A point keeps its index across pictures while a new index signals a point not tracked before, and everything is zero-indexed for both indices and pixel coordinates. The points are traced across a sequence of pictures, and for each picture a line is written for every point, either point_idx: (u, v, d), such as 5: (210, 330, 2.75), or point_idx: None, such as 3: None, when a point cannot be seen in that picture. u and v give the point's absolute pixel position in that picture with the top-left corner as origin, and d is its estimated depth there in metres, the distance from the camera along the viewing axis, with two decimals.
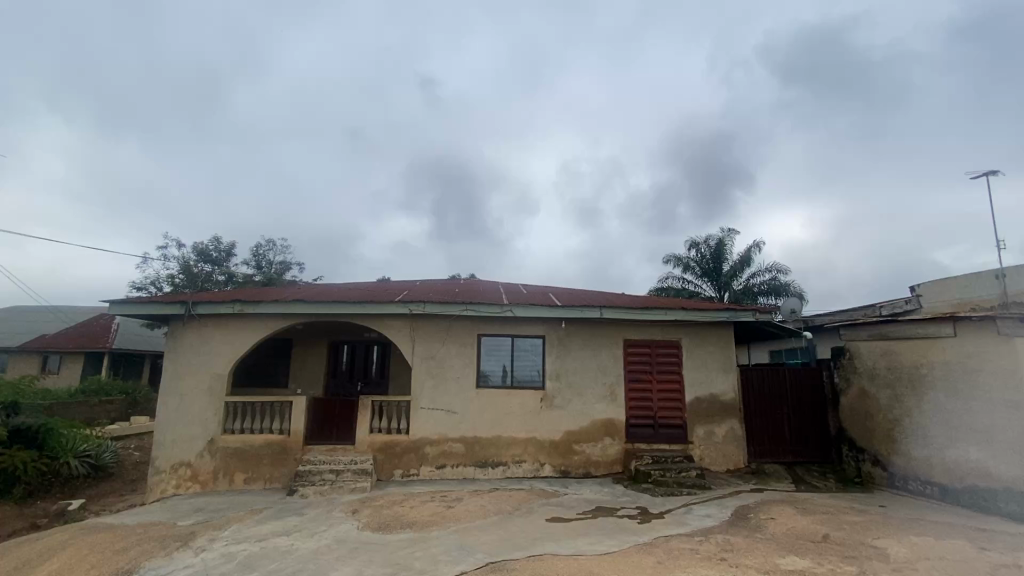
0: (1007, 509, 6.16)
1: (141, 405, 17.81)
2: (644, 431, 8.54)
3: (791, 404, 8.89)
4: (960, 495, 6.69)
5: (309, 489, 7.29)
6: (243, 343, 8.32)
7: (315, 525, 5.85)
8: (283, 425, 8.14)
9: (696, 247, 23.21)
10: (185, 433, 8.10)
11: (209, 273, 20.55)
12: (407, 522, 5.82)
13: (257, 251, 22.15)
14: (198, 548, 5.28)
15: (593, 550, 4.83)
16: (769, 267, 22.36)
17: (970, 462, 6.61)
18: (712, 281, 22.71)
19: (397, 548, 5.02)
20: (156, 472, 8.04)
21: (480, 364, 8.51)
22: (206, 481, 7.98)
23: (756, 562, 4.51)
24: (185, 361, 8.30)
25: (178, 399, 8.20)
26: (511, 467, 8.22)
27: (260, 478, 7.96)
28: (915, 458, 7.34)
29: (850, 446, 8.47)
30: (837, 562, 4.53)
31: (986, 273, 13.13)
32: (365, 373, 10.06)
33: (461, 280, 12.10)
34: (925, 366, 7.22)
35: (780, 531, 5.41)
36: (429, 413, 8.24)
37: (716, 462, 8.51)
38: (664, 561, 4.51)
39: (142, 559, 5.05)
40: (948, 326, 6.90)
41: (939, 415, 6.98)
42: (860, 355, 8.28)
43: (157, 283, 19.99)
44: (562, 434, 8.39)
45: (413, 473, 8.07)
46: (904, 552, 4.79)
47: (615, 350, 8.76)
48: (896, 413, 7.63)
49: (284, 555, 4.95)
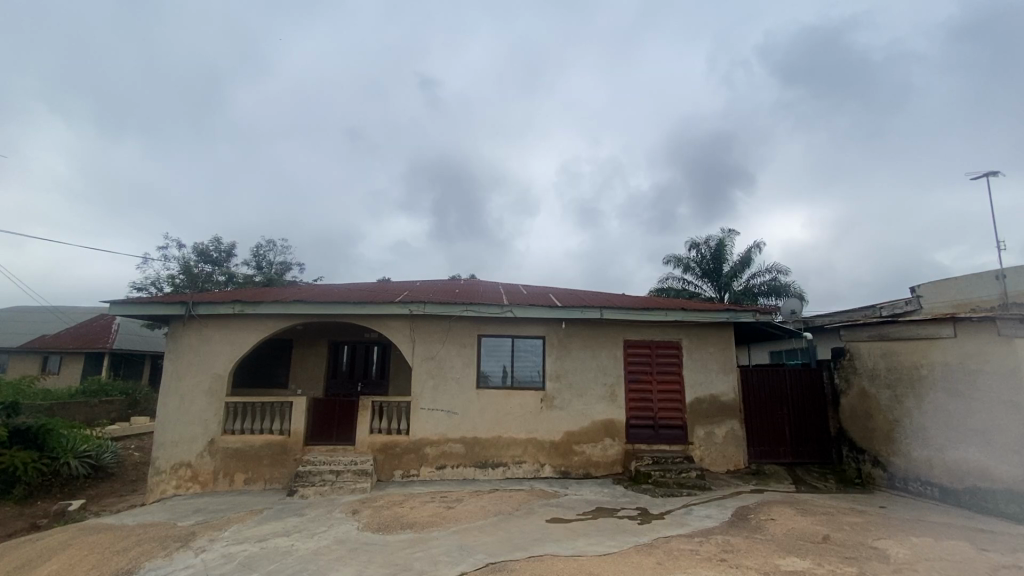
0: (1007, 510, 6.15)
1: (141, 405, 17.81)
2: (644, 432, 8.53)
3: (791, 405, 8.88)
4: (960, 496, 6.69)
5: (309, 490, 7.29)
6: (243, 343, 8.32)
7: (315, 526, 5.85)
8: (283, 426, 8.14)
9: (696, 247, 23.20)
10: (185, 434, 8.10)
11: (209, 273, 20.56)
12: (407, 523, 5.82)
13: (257, 252, 22.16)
14: (199, 548, 5.29)
15: (593, 550, 4.83)
16: (769, 267, 22.35)
17: (971, 463, 6.61)
18: (712, 281, 22.70)
19: (397, 548, 5.01)
20: (156, 473, 8.04)
21: (480, 364, 8.51)
22: (207, 481, 7.98)
23: (756, 563, 4.50)
24: (186, 361, 8.30)
25: (178, 399, 8.20)
26: (511, 468, 8.22)
27: (261, 479, 7.96)
28: (915, 459, 7.33)
29: (850, 447, 8.47)
30: (837, 563, 4.52)
31: (987, 273, 13.14)
32: (365, 374, 10.06)
33: (461, 281, 12.11)
34: (925, 367, 7.21)
35: (781, 532, 5.40)
36: (429, 414, 8.24)
37: (716, 463, 8.50)
38: (664, 562, 4.52)
39: (142, 559, 5.05)
40: (948, 327, 6.90)
41: (940, 416, 6.98)
42: (860, 356, 8.28)
43: (157, 284, 19.99)
44: (562, 434, 8.39)
45: (413, 474, 8.07)
46: (904, 553, 4.79)
47: (615, 350, 8.77)
48: (896, 414, 7.63)
49: (284, 556, 4.95)
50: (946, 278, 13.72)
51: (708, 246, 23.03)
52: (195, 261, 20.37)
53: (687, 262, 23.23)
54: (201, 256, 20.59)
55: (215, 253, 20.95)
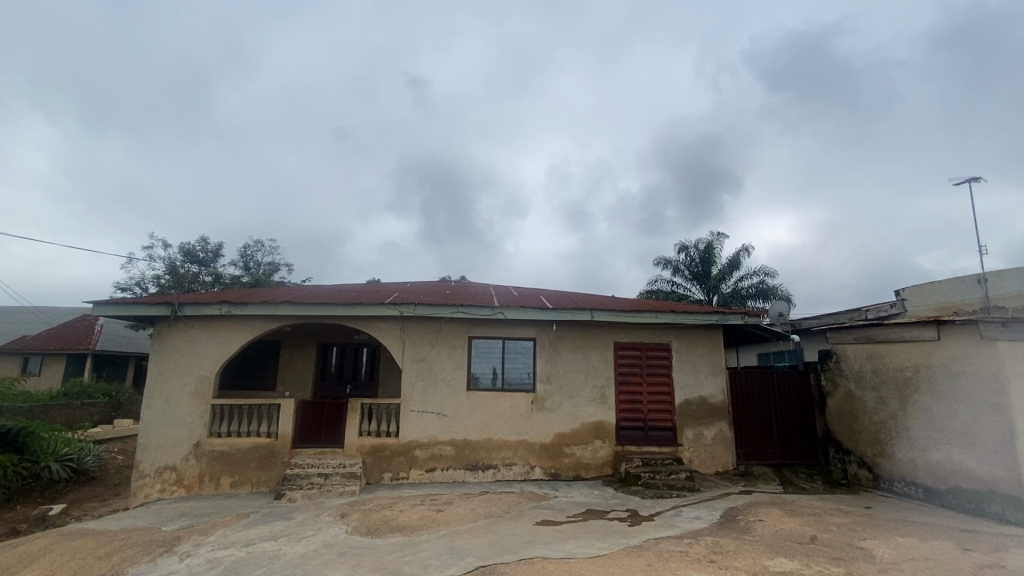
0: (990, 510, 6.25)
1: (125, 408, 17.52)
2: (634, 433, 8.57)
3: (779, 406, 8.98)
4: (944, 497, 6.79)
5: (298, 493, 7.20)
6: (230, 345, 8.22)
7: (303, 529, 5.79)
8: (271, 428, 8.07)
9: (686, 251, 23.41)
10: (171, 437, 7.97)
11: (196, 273, 20.27)
12: (396, 526, 5.77)
13: (245, 251, 21.94)
14: (183, 554, 5.18)
15: (582, 553, 4.82)
16: (757, 269, 22.59)
17: (954, 463, 6.72)
18: (700, 284, 22.91)
19: (386, 552, 4.97)
20: (139, 477, 7.88)
21: (471, 366, 8.49)
22: (192, 485, 7.86)
23: (746, 564, 4.52)
24: (171, 362, 8.17)
25: (163, 402, 8.07)
26: (501, 470, 8.20)
27: (247, 481, 7.86)
28: (900, 459, 7.45)
29: (836, 448, 8.59)
30: (825, 563, 4.56)
31: (967, 277, 13.49)
32: (354, 376, 9.98)
33: (452, 283, 12.06)
34: (910, 370, 7.32)
35: (769, 532, 5.45)
36: (419, 415, 8.19)
37: (705, 465, 8.56)
38: (654, 564, 4.52)
39: (126, 564, 4.97)
40: (932, 329, 6.99)
41: (924, 418, 7.09)
42: (846, 358, 8.41)
43: (142, 284, 19.67)
44: (552, 436, 8.39)
45: (402, 477, 8.01)
46: (890, 553, 4.85)
47: (605, 352, 8.79)
48: (882, 415, 7.75)
49: (272, 560, 4.88)
50: (930, 283, 13.93)
51: (696, 249, 23.24)
52: (182, 261, 20.10)
53: (676, 265, 23.40)
54: (187, 256, 20.38)
55: (202, 253, 20.73)
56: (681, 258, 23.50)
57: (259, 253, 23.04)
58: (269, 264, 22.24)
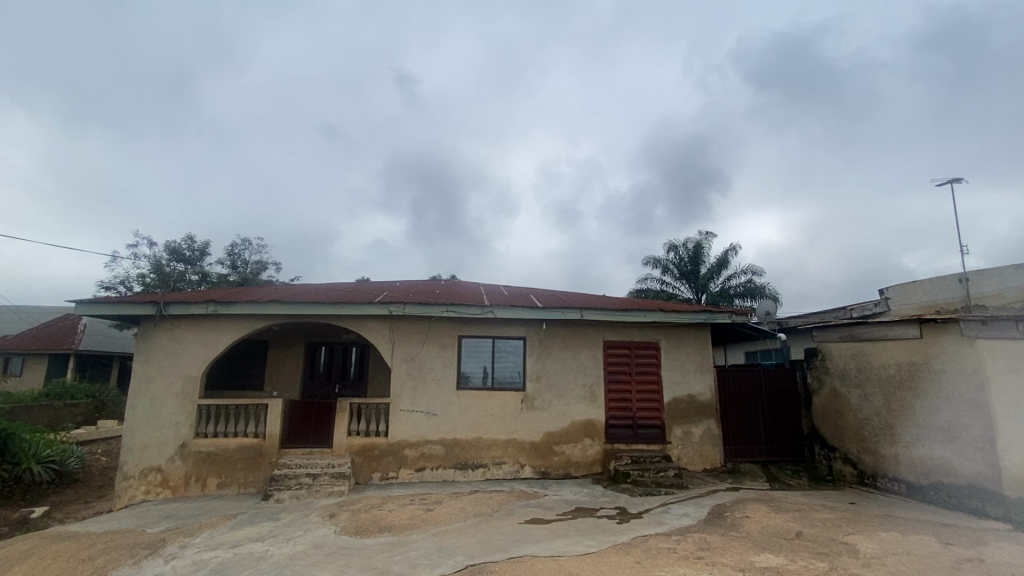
0: (970, 505, 6.38)
1: (109, 409, 17.25)
2: (624, 432, 8.61)
3: (766, 404, 9.09)
4: (926, 492, 6.92)
5: (286, 493, 7.13)
6: (216, 344, 8.12)
7: (291, 530, 5.74)
8: (259, 429, 8.00)
9: (675, 250, 23.59)
10: (156, 438, 7.87)
11: (181, 272, 19.99)
12: (385, 526, 5.75)
13: (231, 250, 21.69)
14: (168, 556, 5.12)
15: (571, 551, 4.84)
16: (745, 269, 22.83)
17: (935, 459, 6.84)
18: (689, 283, 23.10)
19: (375, 552, 4.95)
20: (124, 479, 7.75)
21: (461, 365, 8.49)
22: (178, 486, 7.77)
23: (731, 560, 4.57)
24: (157, 362, 8.05)
25: (148, 402, 7.95)
26: (491, 469, 8.21)
27: (234, 482, 7.79)
28: (884, 456, 7.56)
29: (822, 445, 8.72)
30: (810, 558, 4.62)
31: (949, 276, 13.74)
32: (343, 375, 9.93)
33: (442, 281, 12.01)
34: (894, 367, 7.44)
35: (756, 529, 5.51)
36: (409, 415, 8.17)
37: (693, 462, 8.63)
38: (642, 561, 4.55)
39: (109, 568, 4.88)
40: (915, 327, 7.12)
41: (907, 415, 7.20)
42: (831, 356, 8.52)
43: (126, 283, 19.37)
44: (541, 434, 8.40)
45: (392, 476, 7.99)
46: (874, 548, 4.92)
47: (595, 351, 8.82)
48: (866, 413, 7.87)
49: (259, 562, 4.83)
50: (913, 283, 14.17)
51: (685, 249, 23.43)
52: (167, 260, 19.78)
53: (665, 265, 23.55)
54: (173, 253, 20.14)
55: (187, 251, 20.44)
56: (670, 257, 23.66)
57: (247, 252, 22.77)
58: (257, 262, 22.02)
